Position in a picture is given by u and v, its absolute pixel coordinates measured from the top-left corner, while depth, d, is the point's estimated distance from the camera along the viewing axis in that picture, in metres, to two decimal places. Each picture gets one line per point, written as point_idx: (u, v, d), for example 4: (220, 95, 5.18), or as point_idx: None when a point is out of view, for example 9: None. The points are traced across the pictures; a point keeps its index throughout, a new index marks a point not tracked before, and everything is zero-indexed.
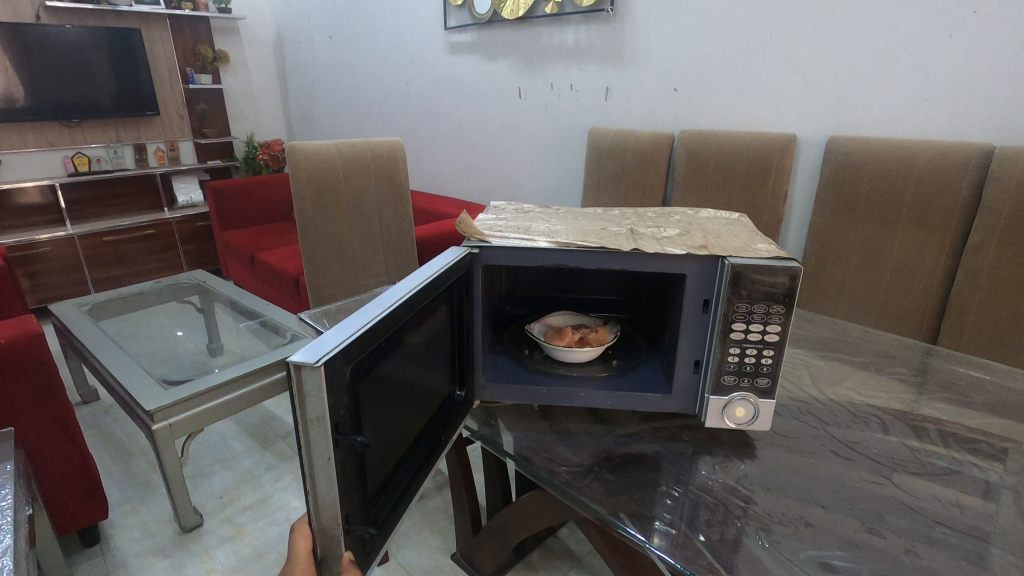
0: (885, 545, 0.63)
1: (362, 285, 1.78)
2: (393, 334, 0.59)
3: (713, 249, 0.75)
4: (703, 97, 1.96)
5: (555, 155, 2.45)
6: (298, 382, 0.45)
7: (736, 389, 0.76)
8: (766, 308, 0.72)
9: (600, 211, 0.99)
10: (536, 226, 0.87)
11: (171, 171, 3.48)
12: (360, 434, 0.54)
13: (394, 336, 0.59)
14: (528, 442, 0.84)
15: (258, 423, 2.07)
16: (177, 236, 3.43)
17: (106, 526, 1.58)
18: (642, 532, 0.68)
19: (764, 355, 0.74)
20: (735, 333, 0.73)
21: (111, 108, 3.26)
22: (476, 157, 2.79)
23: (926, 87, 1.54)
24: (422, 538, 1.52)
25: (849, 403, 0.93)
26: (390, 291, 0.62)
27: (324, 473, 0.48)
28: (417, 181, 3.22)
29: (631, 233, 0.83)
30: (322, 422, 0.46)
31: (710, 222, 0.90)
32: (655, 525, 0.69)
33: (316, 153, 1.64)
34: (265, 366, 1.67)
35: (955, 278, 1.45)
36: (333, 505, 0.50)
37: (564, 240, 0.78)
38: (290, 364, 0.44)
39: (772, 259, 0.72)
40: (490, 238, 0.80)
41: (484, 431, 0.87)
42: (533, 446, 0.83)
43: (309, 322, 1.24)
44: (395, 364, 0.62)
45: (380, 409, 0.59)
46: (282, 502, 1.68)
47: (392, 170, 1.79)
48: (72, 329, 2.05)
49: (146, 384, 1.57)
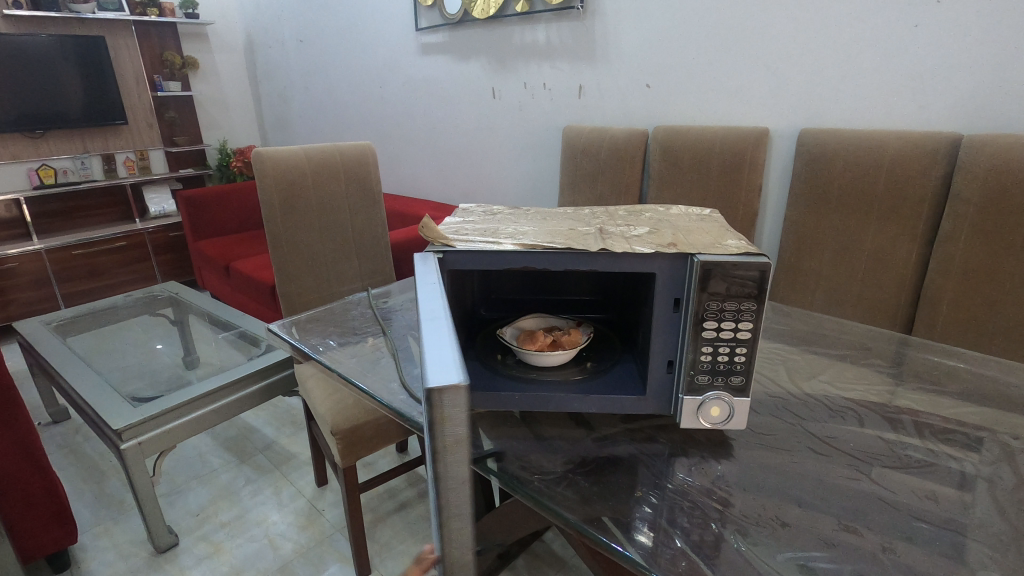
0: (863, 543, 0.62)
1: (337, 293, 1.74)
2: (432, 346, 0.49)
3: (681, 247, 0.73)
4: (675, 92, 1.96)
5: (530, 154, 2.43)
6: (437, 409, 0.35)
7: (710, 388, 0.75)
8: (736, 305, 0.71)
9: (570, 211, 0.98)
10: (504, 228, 0.85)
11: (142, 181, 3.40)
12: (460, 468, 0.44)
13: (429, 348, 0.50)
14: (502, 450, 0.82)
15: (236, 436, 2.03)
16: (150, 247, 3.35)
17: (77, 550, 1.53)
18: (613, 540, 0.65)
19: (737, 353, 0.73)
20: (708, 332, 0.72)
21: (77, 117, 3.18)
22: (452, 158, 2.76)
23: (892, 77, 1.55)
24: (405, 548, 1.51)
25: (825, 397, 0.92)
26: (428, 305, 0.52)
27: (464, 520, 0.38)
28: (395, 185, 3.18)
29: (600, 232, 0.81)
30: (463, 449, 0.36)
31: (681, 219, 0.89)
32: (632, 533, 0.67)
33: (283, 161, 1.60)
34: (245, 376, 1.62)
35: (927, 268, 1.45)
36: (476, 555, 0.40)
37: (531, 243, 0.76)
38: (433, 387, 0.34)
39: (741, 255, 0.71)
40: (455, 243, 0.78)
41: None
42: (506, 454, 0.81)
43: (279, 333, 1.20)
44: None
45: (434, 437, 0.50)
46: (262, 516, 1.64)
47: (363, 173, 1.75)
48: (38, 347, 1.98)
49: (114, 401, 1.52)
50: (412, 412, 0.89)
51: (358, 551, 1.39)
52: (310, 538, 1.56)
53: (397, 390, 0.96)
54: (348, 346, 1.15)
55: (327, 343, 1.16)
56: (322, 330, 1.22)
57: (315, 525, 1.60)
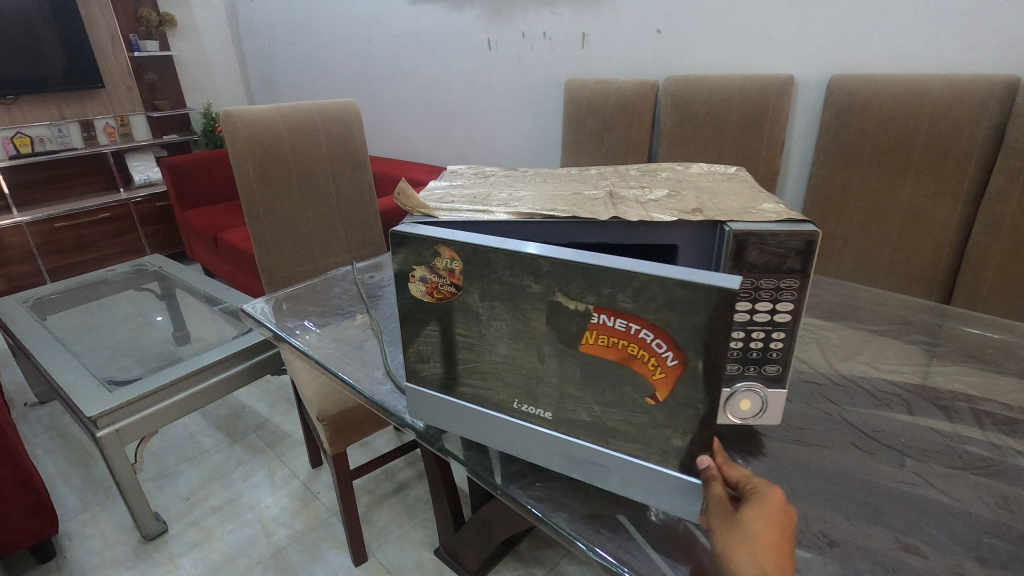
0: (928, 566, 0.52)
1: (321, 265, 1.62)
2: (581, 293, 0.54)
3: (709, 213, 0.61)
4: (689, 39, 1.78)
5: (530, 111, 2.27)
6: (729, 305, 0.48)
7: (741, 378, 0.64)
8: (775, 282, 0.59)
9: (575, 170, 0.85)
10: (497, 193, 0.73)
11: (124, 148, 3.24)
12: (663, 384, 0.54)
13: (573, 300, 0.55)
14: (509, 466, 0.74)
15: (228, 415, 1.95)
16: (136, 218, 3.22)
17: (63, 538, 1.47)
18: (617, 557, 0.61)
19: (772, 338, 0.62)
20: (739, 314, 0.61)
21: (51, 81, 3.00)
22: (447, 118, 2.60)
23: (939, 14, 1.38)
24: (404, 533, 1.44)
25: (865, 380, 0.82)
26: (548, 254, 0.55)
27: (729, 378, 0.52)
28: (388, 149, 3.02)
29: (610, 196, 0.69)
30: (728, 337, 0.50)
31: (705, 178, 0.77)
32: (656, 563, 0.60)
33: (258, 119, 1.45)
34: (232, 356, 1.52)
35: (972, 229, 1.33)
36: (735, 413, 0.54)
37: (527, 210, 0.64)
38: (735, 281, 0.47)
39: (783, 221, 0.58)
40: (437, 212, 0.65)
41: (471, 459, 0.75)
42: (513, 471, 0.73)
43: (254, 314, 1.09)
44: (557, 331, 0.58)
45: (599, 371, 0.57)
46: (255, 500, 1.57)
47: (347, 135, 1.62)
48: (15, 327, 1.88)
49: (88, 386, 1.42)
50: (395, 405, 0.80)
51: (354, 538, 1.33)
52: (305, 523, 1.49)
53: (382, 379, 0.86)
54: (331, 328, 1.05)
55: (306, 325, 1.05)
56: (301, 310, 1.12)
57: (310, 509, 1.53)
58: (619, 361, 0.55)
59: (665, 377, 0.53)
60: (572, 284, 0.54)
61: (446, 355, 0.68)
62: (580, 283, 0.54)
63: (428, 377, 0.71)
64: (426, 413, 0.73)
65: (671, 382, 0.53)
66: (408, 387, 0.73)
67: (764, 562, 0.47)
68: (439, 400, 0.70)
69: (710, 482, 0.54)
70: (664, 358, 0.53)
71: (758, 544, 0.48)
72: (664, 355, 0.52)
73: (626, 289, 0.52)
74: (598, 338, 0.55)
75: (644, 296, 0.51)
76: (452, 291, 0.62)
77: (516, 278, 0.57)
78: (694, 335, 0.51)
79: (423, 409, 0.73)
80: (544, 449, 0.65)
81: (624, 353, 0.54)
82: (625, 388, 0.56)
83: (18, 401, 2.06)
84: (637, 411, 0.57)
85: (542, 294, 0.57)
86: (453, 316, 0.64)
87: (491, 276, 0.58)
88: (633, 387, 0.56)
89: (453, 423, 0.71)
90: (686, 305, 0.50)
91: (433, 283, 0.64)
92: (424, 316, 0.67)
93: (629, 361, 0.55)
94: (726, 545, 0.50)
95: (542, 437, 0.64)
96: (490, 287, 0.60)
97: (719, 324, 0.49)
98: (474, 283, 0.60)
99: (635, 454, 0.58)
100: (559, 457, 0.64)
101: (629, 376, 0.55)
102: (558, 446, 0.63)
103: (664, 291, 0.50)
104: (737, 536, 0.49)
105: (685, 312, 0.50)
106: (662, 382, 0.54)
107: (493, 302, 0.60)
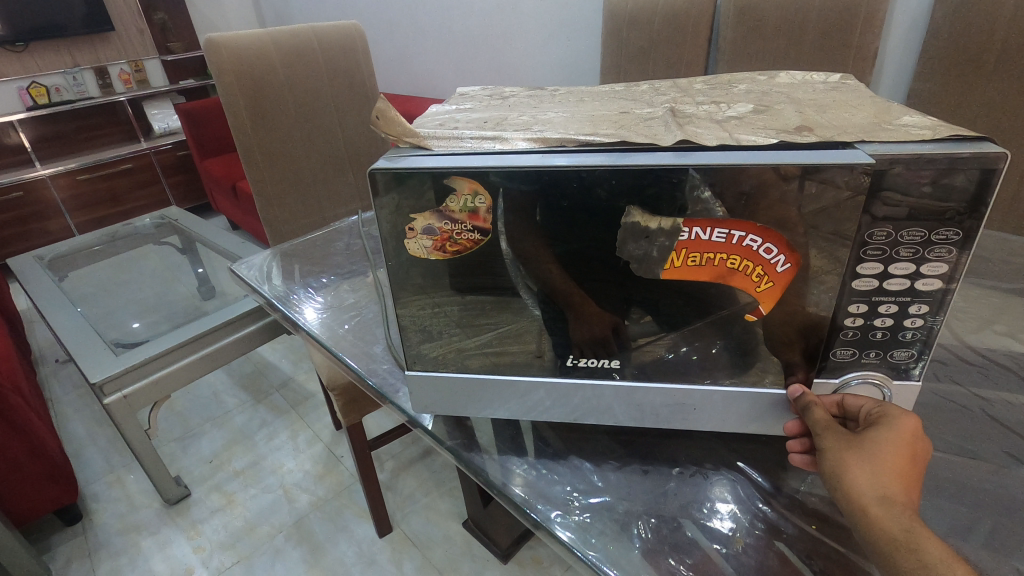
0: None
1: (330, 215, 1.51)
2: (659, 207, 0.42)
3: (824, 133, 0.41)
4: None
5: (564, 33, 2.02)
6: (866, 186, 0.38)
7: (854, 366, 0.46)
8: (925, 233, 0.40)
9: (619, 86, 0.66)
10: (516, 115, 0.54)
11: (140, 95, 3.12)
12: (766, 294, 0.44)
13: (655, 217, 0.43)
14: (545, 481, 0.57)
15: (251, 373, 1.89)
16: (159, 169, 3.14)
17: (89, 500, 1.45)
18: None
19: (908, 314, 0.43)
20: (863, 280, 0.42)
21: (59, 25, 2.87)
22: (471, 46, 2.35)
23: None
24: (430, 502, 1.35)
25: (1006, 358, 0.63)
26: (608, 162, 0.42)
27: (600, 230, 0.45)
28: (410, 85, 2.80)
29: (672, 115, 0.50)
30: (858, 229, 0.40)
31: (800, 88, 0.57)
32: None
33: (247, 46, 1.26)
34: (243, 316, 1.41)
35: None
36: (597, 283, 0.48)
37: (557, 136, 0.46)
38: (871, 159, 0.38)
39: (944, 142, 0.38)
40: (432, 142, 0.48)
41: (495, 474, 0.57)
42: (549, 487, 0.56)
43: (245, 277, 0.95)
44: (630, 261, 0.46)
45: (680, 295, 0.47)
46: (277, 464, 1.51)
47: (350, 63, 1.42)
48: (32, 286, 1.84)
49: (96, 350, 1.35)
50: (394, 391, 0.67)
51: (376, 510, 1.24)
52: (328, 489, 1.42)
53: (382, 357, 0.73)
54: (332, 290, 0.91)
55: (305, 288, 0.91)
56: (300, 268, 0.98)
57: (333, 474, 1.46)
58: (713, 279, 0.45)
59: (773, 287, 0.44)
60: (651, 196, 0.42)
61: (465, 318, 0.53)
62: (661, 194, 0.42)
63: (440, 357, 0.55)
64: (439, 402, 0.57)
65: (779, 294, 0.44)
66: (408, 374, 0.56)
67: (888, 488, 0.38)
68: (459, 381, 0.55)
69: (811, 409, 0.46)
70: (773, 265, 0.43)
71: (884, 466, 0.39)
72: (773, 262, 0.43)
73: (729, 191, 0.40)
74: (686, 258, 0.44)
75: (757, 195, 0.40)
76: (475, 237, 0.47)
77: (572, 198, 0.44)
78: (816, 231, 0.40)
79: (431, 398, 0.57)
80: (622, 407, 0.52)
81: (720, 267, 0.44)
82: (717, 309, 0.47)
83: (48, 359, 2.05)
84: (732, 334, 0.47)
85: (610, 215, 0.44)
86: (481, 269, 0.49)
87: (534, 203, 0.45)
88: (726, 308, 0.46)
89: (475, 406, 0.57)
90: (812, 197, 0.39)
91: (443, 233, 0.47)
92: (431, 282, 0.51)
93: (726, 277, 0.44)
94: (840, 463, 0.41)
95: (633, 392, 0.51)
96: (529, 222, 0.46)
97: (853, 212, 0.39)
98: (506, 220, 0.46)
99: (726, 383, 0.49)
100: (626, 409, 0.52)
101: (721, 293, 0.46)
102: (645, 399, 0.51)
103: (783, 179, 0.39)
104: (857, 458, 0.40)
105: (808, 209, 0.39)
106: (769, 295, 0.44)
107: (536, 238, 0.47)
